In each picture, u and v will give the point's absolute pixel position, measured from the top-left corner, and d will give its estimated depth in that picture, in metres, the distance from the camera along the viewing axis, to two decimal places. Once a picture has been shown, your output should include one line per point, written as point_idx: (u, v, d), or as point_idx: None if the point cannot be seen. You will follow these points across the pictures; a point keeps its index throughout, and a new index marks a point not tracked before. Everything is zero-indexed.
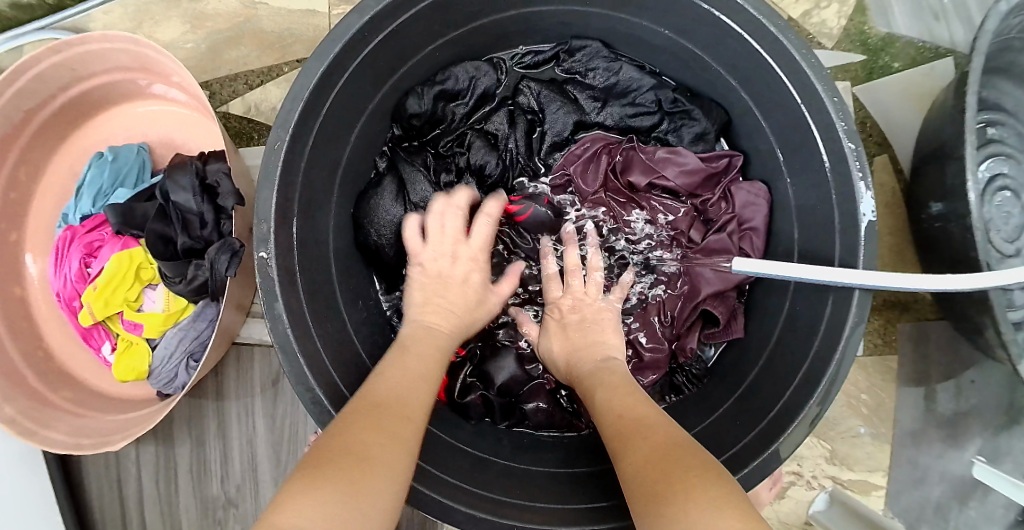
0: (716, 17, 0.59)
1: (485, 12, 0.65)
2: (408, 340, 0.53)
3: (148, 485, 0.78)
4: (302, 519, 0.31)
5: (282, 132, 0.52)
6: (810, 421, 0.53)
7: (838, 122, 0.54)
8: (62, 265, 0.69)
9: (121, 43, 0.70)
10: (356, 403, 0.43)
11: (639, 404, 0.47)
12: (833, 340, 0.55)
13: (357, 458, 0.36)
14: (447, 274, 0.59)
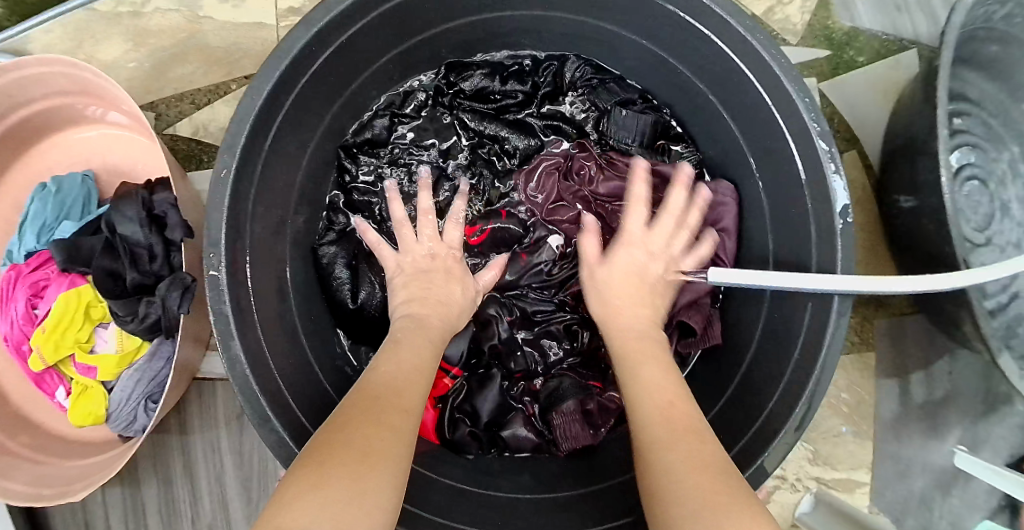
0: (681, 18, 0.57)
1: (443, 19, 0.62)
2: (398, 332, 0.51)
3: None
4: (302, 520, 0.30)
5: (229, 158, 0.49)
6: (792, 438, 0.51)
7: (810, 122, 0.52)
8: (6, 307, 0.64)
9: (57, 66, 0.66)
10: (354, 396, 0.42)
11: (679, 395, 0.47)
12: (814, 347, 0.54)
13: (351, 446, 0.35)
14: (430, 268, 0.58)
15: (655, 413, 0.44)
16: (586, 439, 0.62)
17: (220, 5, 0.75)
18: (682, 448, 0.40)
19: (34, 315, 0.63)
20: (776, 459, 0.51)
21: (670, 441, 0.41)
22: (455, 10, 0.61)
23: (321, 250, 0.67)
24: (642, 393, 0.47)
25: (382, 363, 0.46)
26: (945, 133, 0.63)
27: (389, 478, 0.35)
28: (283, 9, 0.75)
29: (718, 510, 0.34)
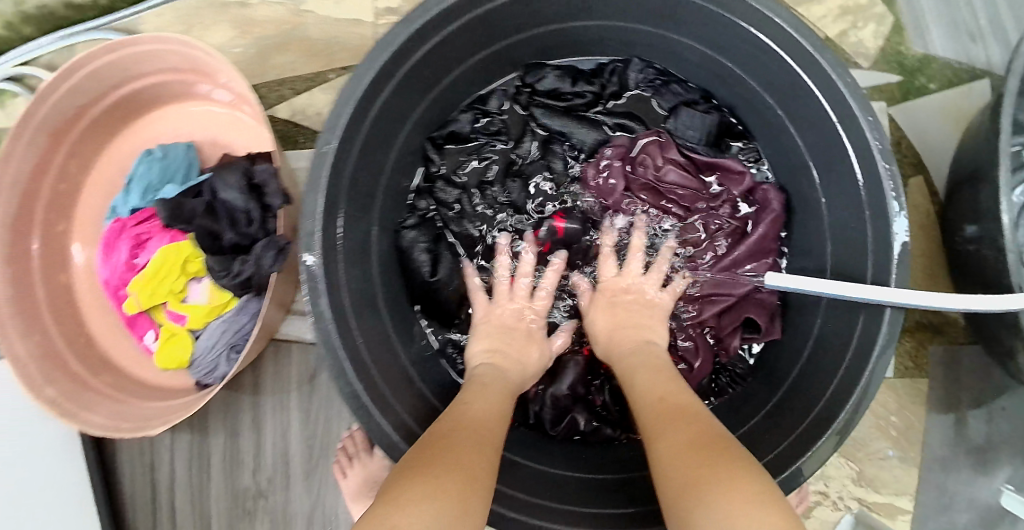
0: (755, 38, 0.60)
1: (530, 26, 0.67)
2: (481, 379, 0.57)
3: (181, 468, 0.83)
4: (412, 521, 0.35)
5: (331, 135, 0.53)
6: (834, 441, 0.53)
7: (872, 141, 0.54)
8: (111, 254, 0.72)
9: (172, 44, 0.72)
10: (441, 425, 0.48)
11: (679, 390, 0.52)
12: (861, 360, 0.56)
13: (438, 467, 0.40)
14: (514, 327, 0.65)
15: (654, 414, 0.49)
16: None
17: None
18: (672, 430, 0.46)
19: (136, 265, 0.69)
20: (820, 457, 0.53)
21: (667, 425, 0.46)
22: (538, 17, 0.66)
23: (403, 232, 0.71)
24: (641, 389, 0.53)
25: (472, 401, 0.52)
26: (1008, 164, 0.63)
27: (479, 495, 0.40)
28: (379, 7, 0.81)
29: (707, 476, 0.39)
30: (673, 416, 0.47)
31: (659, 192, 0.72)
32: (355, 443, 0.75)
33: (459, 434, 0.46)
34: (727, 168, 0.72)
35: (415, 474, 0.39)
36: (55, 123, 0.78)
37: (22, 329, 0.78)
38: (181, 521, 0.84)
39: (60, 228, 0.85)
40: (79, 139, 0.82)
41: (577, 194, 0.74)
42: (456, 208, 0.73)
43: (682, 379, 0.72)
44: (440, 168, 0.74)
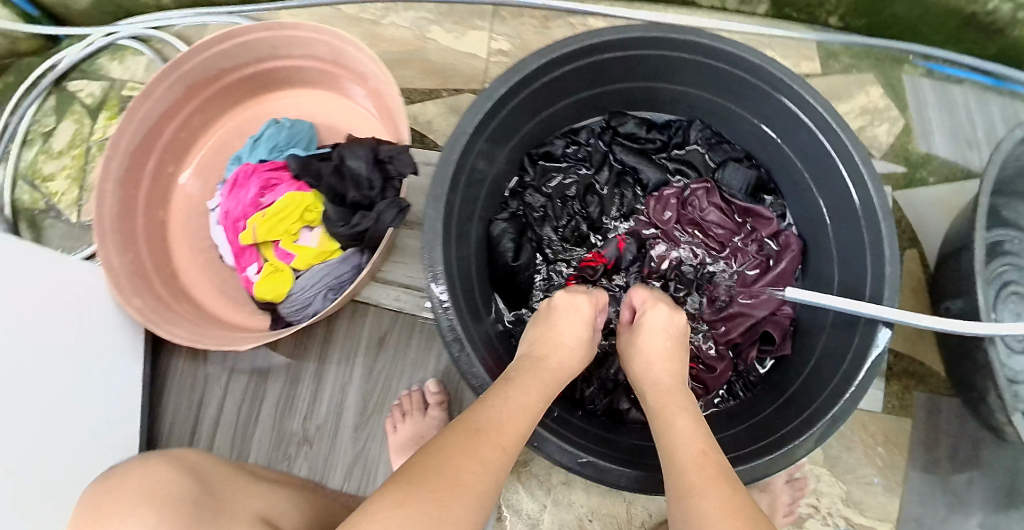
0: (795, 114, 0.76)
1: (622, 79, 0.82)
2: (514, 372, 0.60)
3: (229, 408, 0.90)
4: None
5: (466, 126, 0.67)
6: (832, 420, 0.66)
7: (876, 199, 0.69)
8: (238, 190, 0.79)
9: (326, 36, 0.84)
10: (460, 423, 0.52)
11: (714, 447, 0.53)
12: (857, 369, 0.69)
13: (435, 478, 0.45)
14: (558, 323, 0.69)
15: (687, 468, 0.50)
16: None
17: (445, 33, 0.97)
18: (713, 493, 0.47)
19: (261, 201, 0.78)
20: (822, 433, 0.66)
21: (704, 485, 0.48)
22: (626, 76, 0.81)
23: (493, 226, 0.81)
24: (676, 435, 0.55)
25: (494, 399, 0.55)
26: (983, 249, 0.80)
27: (467, 505, 0.45)
28: (493, 48, 0.96)
29: None
30: (704, 472, 0.49)
31: (705, 228, 0.86)
32: (410, 402, 0.82)
33: (475, 438, 0.50)
34: (758, 213, 0.87)
35: (405, 486, 0.44)
36: (197, 77, 0.90)
37: (120, 246, 0.86)
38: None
39: (169, 170, 0.95)
40: (212, 97, 0.94)
41: (639, 217, 0.86)
42: (539, 214, 0.84)
43: (707, 378, 0.82)
44: (529, 180, 0.86)
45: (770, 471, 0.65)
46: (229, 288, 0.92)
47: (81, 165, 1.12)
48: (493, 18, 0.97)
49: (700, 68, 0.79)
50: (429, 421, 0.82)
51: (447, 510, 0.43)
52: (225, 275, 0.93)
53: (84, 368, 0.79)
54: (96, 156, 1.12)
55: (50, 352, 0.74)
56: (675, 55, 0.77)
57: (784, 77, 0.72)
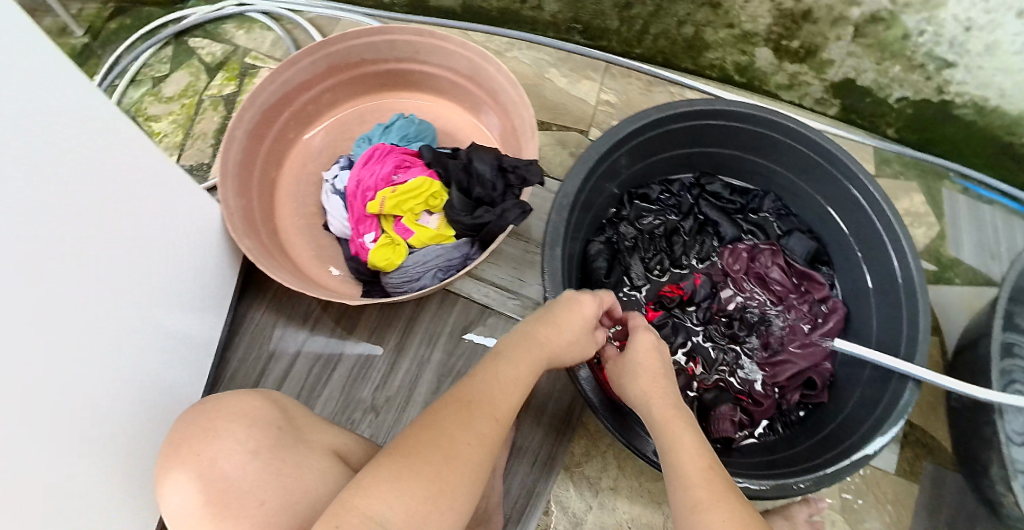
0: (857, 200, 0.89)
1: (717, 143, 0.95)
2: (504, 349, 0.65)
3: (300, 366, 0.94)
4: (381, 509, 0.48)
5: (594, 152, 0.81)
6: (867, 457, 0.76)
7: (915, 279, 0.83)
8: (373, 165, 0.88)
9: (472, 52, 0.94)
10: (453, 397, 0.58)
11: (712, 465, 0.59)
12: (884, 419, 0.81)
13: (432, 455, 0.52)
14: (552, 304, 0.71)
15: (693, 481, 0.57)
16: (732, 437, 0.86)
17: (560, 77, 1.14)
18: (719, 505, 0.54)
19: (392, 179, 0.86)
20: (856, 465, 0.77)
21: (708, 497, 0.55)
22: (717, 141, 0.94)
23: (591, 248, 0.90)
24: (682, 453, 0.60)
25: (484, 375, 0.60)
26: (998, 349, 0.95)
27: (462, 478, 0.52)
28: (601, 98, 1.11)
29: None
30: (700, 481, 0.57)
31: (767, 282, 0.94)
32: None
33: (470, 413, 0.56)
34: (813, 278, 0.95)
35: (401, 461, 0.51)
36: (339, 60, 0.99)
37: (237, 189, 0.91)
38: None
39: (290, 135, 1.03)
40: (348, 81, 1.03)
41: (712, 265, 0.95)
42: (630, 246, 0.93)
43: (755, 411, 0.89)
44: (626, 213, 0.95)
45: (808, 492, 0.74)
46: (325, 256, 0.96)
47: (188, 114, 1.18)
48: (604, 73, 1.14)
49: (778, 145, 0.93)
50: None
51: (444, 486, 0.50)
52: (323, 241, 0.98)
53: (178, 306, 0.84)
54: (205, 109, 1.18)
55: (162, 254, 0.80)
56: (760, 130, 0.91)
57: (850, 164, 0.86)
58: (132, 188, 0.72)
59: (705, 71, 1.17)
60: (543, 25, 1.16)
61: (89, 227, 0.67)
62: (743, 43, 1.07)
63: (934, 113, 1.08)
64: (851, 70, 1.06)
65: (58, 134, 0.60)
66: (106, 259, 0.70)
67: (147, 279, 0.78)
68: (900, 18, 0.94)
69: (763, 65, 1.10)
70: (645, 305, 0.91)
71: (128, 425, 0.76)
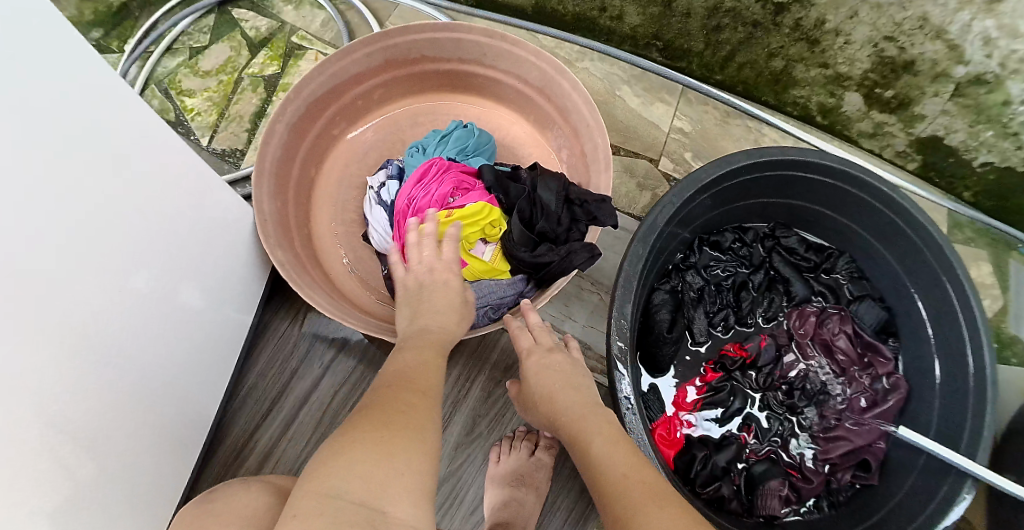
0: (936, 277, 0.82)
1: (796, 195, 0.89)
2: (410, 335, 0.64)
3: (325, 387, 0.94)
4: (334, 486, 0.42)
5: (675, 199, 0.76)
6: None
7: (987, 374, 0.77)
8: (427, 184, 0.80)
9: (546, 65, 0.87)
10: (380, 385, 0.54)
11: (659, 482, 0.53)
12: (936, 518, 0.76)
13: (375, 427, 0.47)
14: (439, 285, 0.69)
15: (636, 496, 0.51)
16: (777, 514, 0.81)
17: (633, 96, 1.08)
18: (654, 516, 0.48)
19: (448, 201, 0.79)
20: None
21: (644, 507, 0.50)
22: (799, 193, 0.89)
23: (655, 296, 0.88)
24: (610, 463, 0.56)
25: (403, 356, 0.59)
26: None
27: (412, 442, 0.47)
28: (675, 125, 1.07)
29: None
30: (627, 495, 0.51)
31: (832, 350, 0.88)
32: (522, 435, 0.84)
33: (402, 387, 0.53)
34: (879, 351, 0.89)
35: (342, 442, 0.46)
36: (397, 55, 0.90)
37: (272, 191, 0.84)
38: (293, 436, 0.92)
39: (336, 131, 0.95)
40: (406, 79, 0.95)
41: (775, 327, 0.91)
42: (694, 296, 0.90)
43: (804, 488, 0.83)
44: (696, 260, 0.92)
45: None
46: (365, 271, 0.91)
47: (225, 93, 1.11)
48: (680, 97, 1.08)
49: (860, 205, 0.86)
50: (534, 460, 0.81)
51: (394, 450, 0.45)
52: (362, 251, 0.92)
53: (192, 312, 0.78)
54: (243, 89, 1.11)
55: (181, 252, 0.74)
56: (846, 188, 0.84)
57: (939, 239, 0.79)
58: (139, 179, 0.65)
59: (786, 108, 1.09)
60: (619, 37, 1.10)
61: (92, 222, 0.60)
62: (834, 84, 0.99)
63: (1017, 182, 0.98)
64: (941, 128, 0.97)
65: (43, 116, 0.53)
66: (105, 257, 0.62)
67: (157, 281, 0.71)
68: (1005, 84, 0.86)
69: (849, 109, 1.03)
70: (705, 364, 0.89)
71: (125, 432, 0.70)
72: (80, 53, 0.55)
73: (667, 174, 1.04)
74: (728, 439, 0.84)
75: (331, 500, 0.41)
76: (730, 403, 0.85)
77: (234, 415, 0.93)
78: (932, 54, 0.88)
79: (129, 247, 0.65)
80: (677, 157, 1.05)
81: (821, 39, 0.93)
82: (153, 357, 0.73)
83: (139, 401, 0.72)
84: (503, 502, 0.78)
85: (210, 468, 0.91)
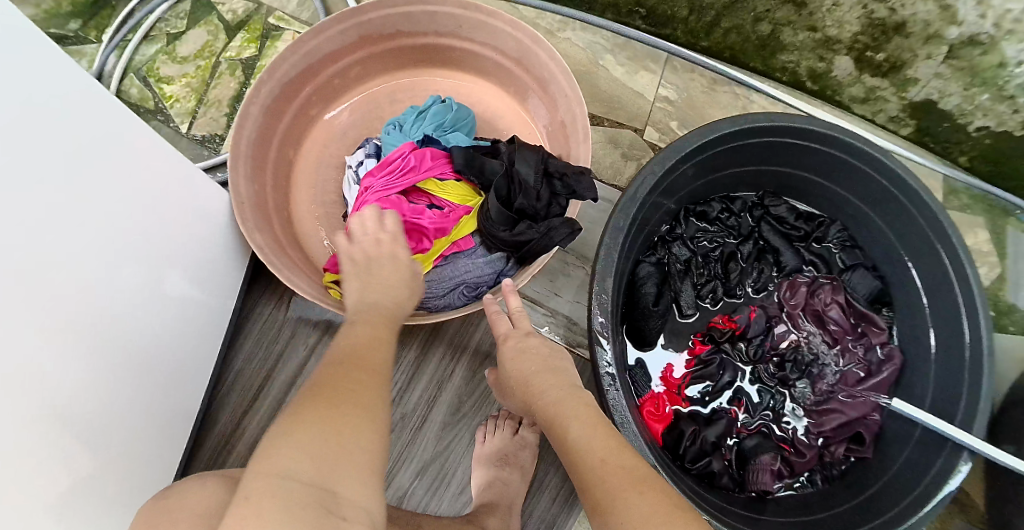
0: (930, 244, 0.80)
1: (784, 163, 0.87)
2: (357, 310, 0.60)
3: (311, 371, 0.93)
4: (286, 468, 0.40)
5: (657, 168, 0.74)
6: None
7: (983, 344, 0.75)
8: (396, 168, 0.79)
9: (522, 35, 0.84)
10: (328, 357, 0.51)
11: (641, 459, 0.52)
12: (931, 491, 0.75)
13: (328, 408, 0.44)
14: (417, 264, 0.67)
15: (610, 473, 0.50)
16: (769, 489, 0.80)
17: (617, 66, 1.06)
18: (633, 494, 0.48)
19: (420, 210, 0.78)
20: None
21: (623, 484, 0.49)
22: (787, 160, 0.86)
23: (641, 269, 0.86)
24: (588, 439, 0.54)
25: (348, 330, 0.56)
26: None
27: (362, 421, 0.45)
28: (660, 94, 1.04)
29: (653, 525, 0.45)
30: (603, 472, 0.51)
31: (824, 321, 0.86)
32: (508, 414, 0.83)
33: (352, 364, 0.50)
34: (873, 321, 0.87)
35: (292, 425, 0.43)
36: (371, 31, 0.88)
37: (249, 174, 0.82)
38: None
39: (313, 112, 0.93)
40: (381, 54, 0.93)
41: (766, 299, 0.89)
42: (682, 269, 0.88)
43: (796, 463, 0.82)
44: (683, 232, 0.90)
45: None
46: None
47: (203, 77, 1.09)
48: (666, 67, 1.06)
49: (849, 171, 0.84)
50: (521, 440, 0.80)
51: (347, 430, 0.43)
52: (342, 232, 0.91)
53: (174, 303, 0.77)
54: (221, 73, 1.09)
55: (159, 241, 0.72)
56: (837, 154, 0.82)
57: (931, 204, 0.77)
58: (100, 164, 0.62)
59: (775, 74, 1.07)
60: (602, 5, 1.07)
61: (66, 217, 0.58)
62: (823, 48, 0.97)
63: (1014, 146, 0.95)
64: (935, 92, 0.95)
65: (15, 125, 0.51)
66: (80, 251, 0.61)
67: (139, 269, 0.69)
68: (1000, 45, 0.84)
69: (840, 74, 1.00)
70: (693, 337, 0.88)
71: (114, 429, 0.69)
72: (31, 40, 0.52)
73: (654, 145, 1.02)
74: (717, 415, 0.83)
75: (281, 482, 0.39)
76: (719, 378, 0.84)
77: (221, 402, 0.92)
78: (924, 15, 0.85)
79: (100, 238, 0.63)
80: (663, 127, 1.03)
81: (808, 1, 0.90)
82: (138, 347, 0.72)
83: (129, 394, 0.71)
84: (489, 482, 0.77)
85: (199, 457, 0.90)
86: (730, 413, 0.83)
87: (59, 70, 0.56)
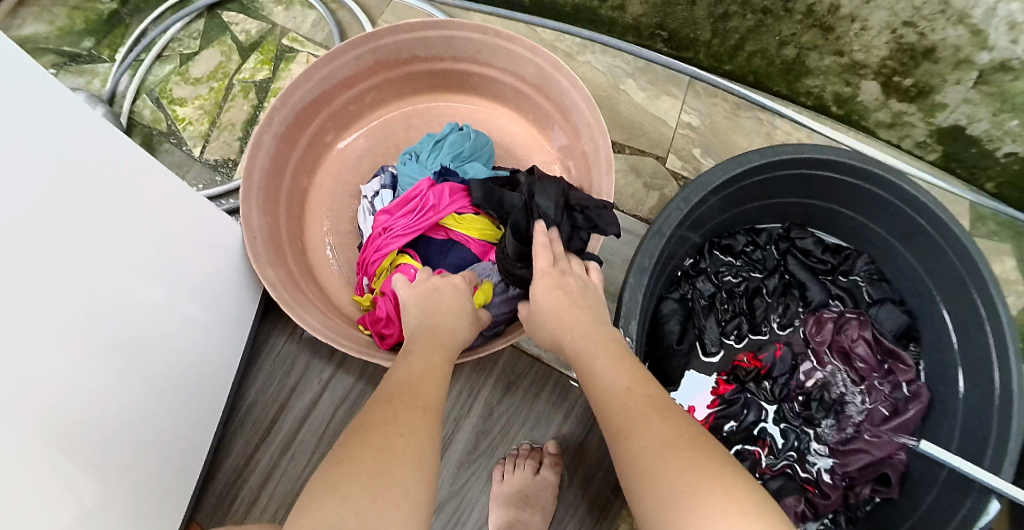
0: (961, 280, 0.77)
1: (810, 195, 0.85)
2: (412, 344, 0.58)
3: (325, 402, 0.91)
4: (328, 517, 0.37)
5: (682, 204, 0.71)
6: None
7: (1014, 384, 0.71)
8: (413, 203, 0.78)
9: (541, 61, 0.83)
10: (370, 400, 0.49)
11: None
12: None
13: (369, 449, 0.42)
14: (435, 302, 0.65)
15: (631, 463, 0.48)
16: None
17: (638, 90, 1.04)
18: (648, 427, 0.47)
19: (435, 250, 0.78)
20: None
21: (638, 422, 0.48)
22: (814, 192, 0.84)
23: (664, 304, 0.85)
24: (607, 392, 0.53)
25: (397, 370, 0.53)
26: None
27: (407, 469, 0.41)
28: (683, 119, 1.02)
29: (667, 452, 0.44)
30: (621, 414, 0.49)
31: (851, 359, 0.84)
32: (526, 452, 0.81)
33: (394, 402, 0.48)
34: (899, 358, 0.84)
35: (332, 474, 0.40)
36: (386, 56, 0.86)
37: (263, 206, 0.81)
38: (295, 453, 0.90)
39: (326, 139, 0.92)
40: (398, 80, 0.92)
41: (791, 334, 0.87)
42: (705, 303, 0.87)
43: (821, 504, 0.80)
44: (707, 266, 0.89)
45: None
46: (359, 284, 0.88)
47: (217, 99, 1.08)
48: (688, 91, 1.03)
49: (877, 203, 0.82)
50: (540, 480, 0.77)
51: (387, 476, 0.40)
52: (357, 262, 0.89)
53: (182, 335, 0.75)
54: (234, 95, 1.08)
55: (167, 265, 0.70)
56: (865, 188, 0.80)
57: (961, 238, 0.74)
58: (95, 198, 0.58)
59: (800, 98, 1.05)
60: (622, 28, 1.06)
61: (66, 239, 0.56)
62: (849, 72, 0.95)
63: None
64: (964, 118, 0.92)
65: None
66: (81, 273, 0.58)
67: (151, 292, 0.68)
68: None
69: (866, 99, 0.98)
70: (718, 375, 0.86)
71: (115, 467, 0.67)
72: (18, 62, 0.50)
73: (677, 173, 0.99)
74: (741, 453, 0.80)
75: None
76: (744, 417, 0.81)
77: (235, 433, 0.91)
78: (954, 40, 0.81)
79: (103, 264, 0.61)
80: (685, 154, 1.00)
81: (835, 25, 0.87)
82: (144, 378, 0.70)
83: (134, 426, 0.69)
84: (509, 524, 0.76)
85: (211, 488, 0.89)
86: (754, 452, 0.81)
87: (51, 95, 0.53)
